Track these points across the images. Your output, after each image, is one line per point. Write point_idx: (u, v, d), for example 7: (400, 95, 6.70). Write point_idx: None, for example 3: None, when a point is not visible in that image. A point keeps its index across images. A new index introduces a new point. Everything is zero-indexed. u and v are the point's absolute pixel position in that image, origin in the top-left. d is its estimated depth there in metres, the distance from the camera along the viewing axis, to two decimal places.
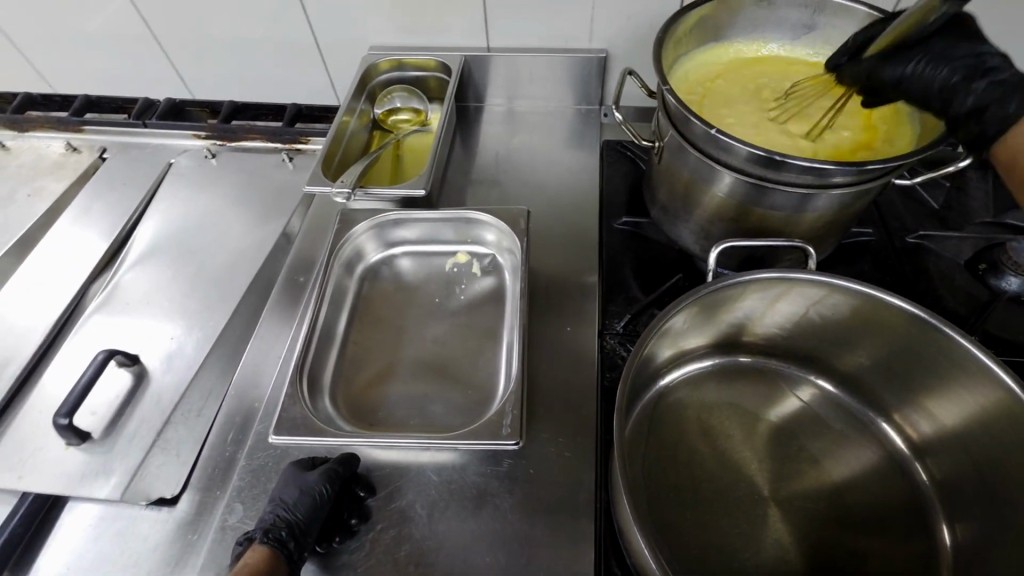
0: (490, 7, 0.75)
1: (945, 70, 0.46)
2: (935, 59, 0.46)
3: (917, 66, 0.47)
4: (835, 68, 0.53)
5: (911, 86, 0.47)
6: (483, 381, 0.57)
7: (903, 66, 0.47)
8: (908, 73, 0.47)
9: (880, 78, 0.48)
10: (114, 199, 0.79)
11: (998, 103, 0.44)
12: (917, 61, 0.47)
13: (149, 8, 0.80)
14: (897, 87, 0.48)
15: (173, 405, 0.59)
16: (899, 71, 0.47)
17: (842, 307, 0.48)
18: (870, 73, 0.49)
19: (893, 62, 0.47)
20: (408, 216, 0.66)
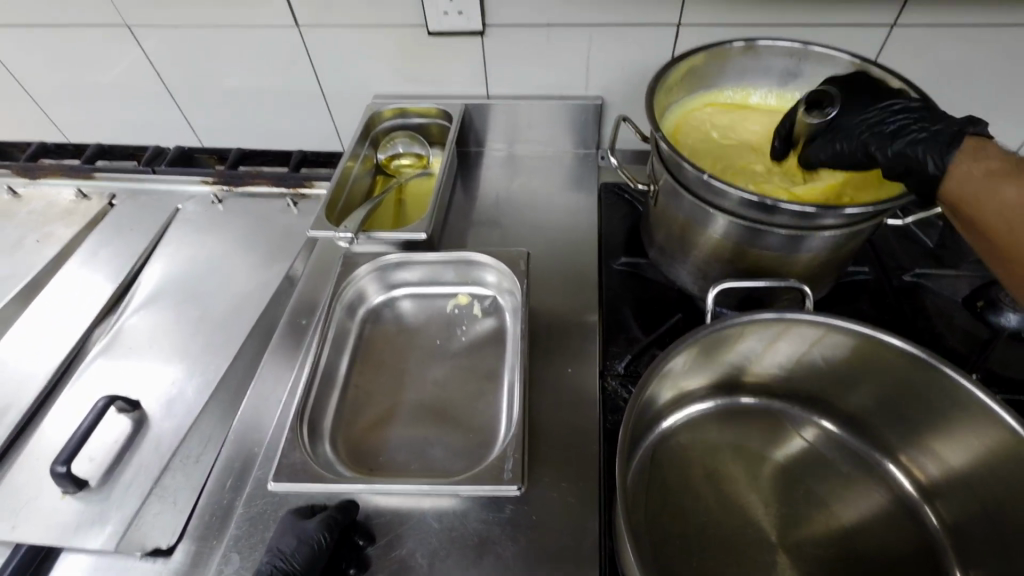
0: (490, 58, 0.78)
1: (856, 144, 0.51)
2: (845, 134, 0.52)
3: (834, 146, 0.52)
4: (778, 157, 0.60)
5: (838, 161, 0.52)
6: (484, 424, 0.57)
7: (819, 150, 0.54)
8: (828, 156, 0.53)
9: (807, 161, 0.55)
10: (121, 243, 0.80)
11: (919, 161, 0.47)
12: (829, 145, 0.53)
13: (164, 61, 0.84)
14: (831, 164, 0.53)
15: (172, 451, 0.59)
16: (818, 155, 0.54)
17: (840, 347, 0.48)
18: (804, 161, 0.56)
19: (815, 146, 0.54)
20: (410, 259, 0.67)
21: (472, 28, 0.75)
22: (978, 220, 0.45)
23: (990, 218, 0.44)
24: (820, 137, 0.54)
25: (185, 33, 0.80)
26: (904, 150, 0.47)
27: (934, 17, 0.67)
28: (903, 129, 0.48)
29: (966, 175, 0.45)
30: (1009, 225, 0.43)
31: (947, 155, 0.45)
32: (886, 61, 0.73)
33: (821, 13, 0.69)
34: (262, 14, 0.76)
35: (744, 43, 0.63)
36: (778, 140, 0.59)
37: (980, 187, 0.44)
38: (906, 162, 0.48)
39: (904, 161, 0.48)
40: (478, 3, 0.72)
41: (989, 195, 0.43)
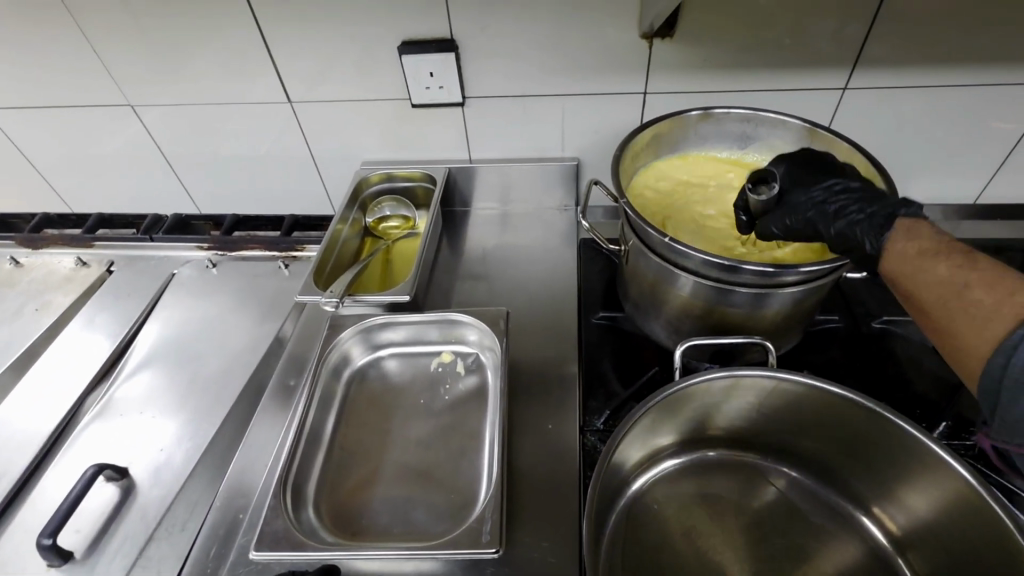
0: (470, 125, 0.83)
1: (796, 220, 0.53)
2: (792, 210, 0.53)
3: (783, 223, 0.54)
4: (747, 228, 0.59)
5: (797, 236, 0.54)
6: (466, 484, 0.58)
7: (773, 223, 0.55)
8: (781, 228, 0.54)
9: (762, 233, 0.56)
10: (117, 310, 0.83)
11: (857, 240, 0.49)
12: (779, 219, 0.54)
13: (164, 137, 0.89)
14: (785, 236, 0.54)
15: (158, 519, 0.60)
16: (773, 231, 0.55)
17: (802, 401, 0.50)
18: (760, 233, 0.56)
19: (769, 225, 0.55)
20: (395, 320, 0.69)
21: (452, 100, 0.80)
22: (915, 296, 0.45)
23: (925, 294, 0.45)
24: (776, 209, 0.55)
25: (185, 111, 0.85)
26: (844, 231, 0.49)
27: (880, 81, 0.72)
28: (842, 211, 0.50)
29: (902, 252, 0.46)
30: (942, 302, 0.43)
31: (883, 237, 0.47)
32: (842, 119, 0.77)
33: (777, 79, 0.74)
34: (256, 92, 0.81)
35: (702, 112, 0.68)
36: (743, 213, 0.59)
37: (914, 265, 0.45)
38: (847, 240, 0.49)
39: (843, 238, 0.50)
40: (456, 78, 0.77)
41: (924, 271, 0.44)
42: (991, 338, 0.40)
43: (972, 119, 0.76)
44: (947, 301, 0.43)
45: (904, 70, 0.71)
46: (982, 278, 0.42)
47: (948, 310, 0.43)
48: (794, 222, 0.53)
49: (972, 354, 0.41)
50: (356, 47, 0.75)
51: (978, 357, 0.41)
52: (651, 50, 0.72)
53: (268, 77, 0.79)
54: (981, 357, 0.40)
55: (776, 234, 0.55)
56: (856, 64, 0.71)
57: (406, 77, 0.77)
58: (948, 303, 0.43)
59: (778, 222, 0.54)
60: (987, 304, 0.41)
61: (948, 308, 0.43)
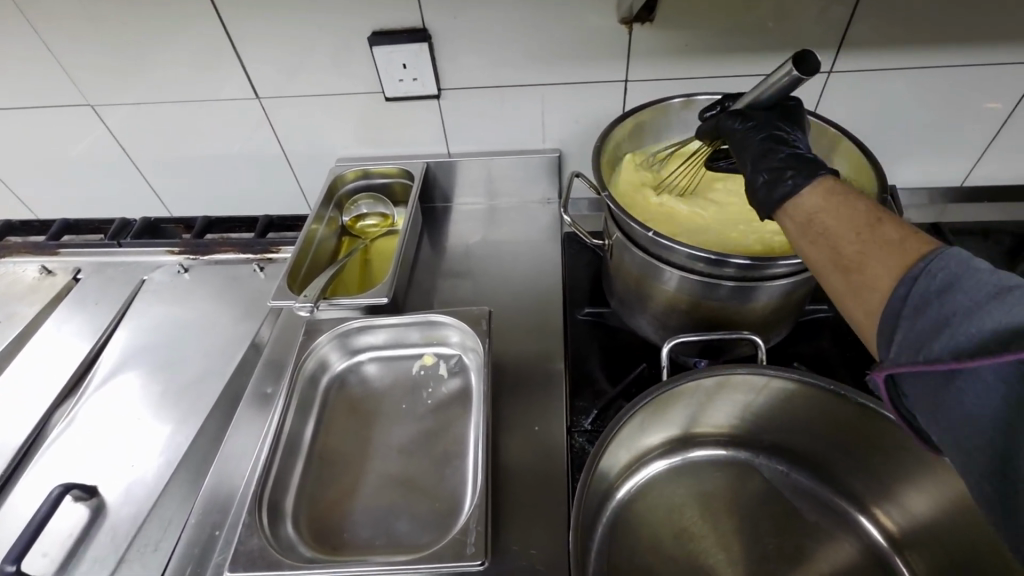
0: (448, 116, 0.80)
1: (761, 135, 0.49)
2: (758, 129, 0.50)
3: (745, 126, 0.51)
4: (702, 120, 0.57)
5: (736, 143, 0.51)
6: (451, 492, 0.56)
7: (733, 121, 0.52)
8: (740, 126, 0.51)
9: (720, 127, 0.53)
10: (84, 320, 0.80)
11: (783, 173, 0.45)
12: (747, 123, 0.51)
13: (128, 137, 0.85)
14: (732, 137, 0.52)
15: (129, 539, 0.57)
16: (734, 124, 0.52)
17: (793, 395, 0.49)
18: (717, 124, 0.54)
19: (736, 117, 0.52)
20: (374, 322, 0.67)
21: (428, 92, 0.77)
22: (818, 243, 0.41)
23: (828, 237, 0.40)
24: (756, 112, 0.51)
25: (149, 110, 0.81)
26: (783, 160, 0.46)
27: (865, 63, 0.71)
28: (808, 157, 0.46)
29: (815, 202, 0.42)
30: (852, 235, 0.38)
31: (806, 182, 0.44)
32: (828, 103, 0.75)
33: (761, 64, 0.72)
34: (222, 88, 0.78)
35: (686, 99, 0.66)
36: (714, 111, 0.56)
37: (830, 206, 0.41)
38: (776, 170, 0.46)
39: (773, 166, 0.46)
40: (431, 69, 0.74)
41: (839, 210, 0.40)
42: (890, 275, 0.34)
43: (961, 98, 0.74)
44: (860, 235, 0.37)
45: (890, 51, 0.70)
46: (880, 218, 0.38)
47: (857, 245, 0.37)
48: (750, 133, 0.50)
49: (869, 301, 0.35)
50: (325, 39, 0.72)
51: (874, 286, 0.35)
52: (632, 36, 0.70)
53: (234, 73, 0.76)
54: (885, 294, 0.34)
55: (730, 128, 0.52)
56: (840, 47, 0.69)
57: (378, 70, 0.74)
58: (861, 241, 0.37)
59: (744, 121, 0.51)
60: (878, 234, 0.37)
61: (863, 246, 0.37)
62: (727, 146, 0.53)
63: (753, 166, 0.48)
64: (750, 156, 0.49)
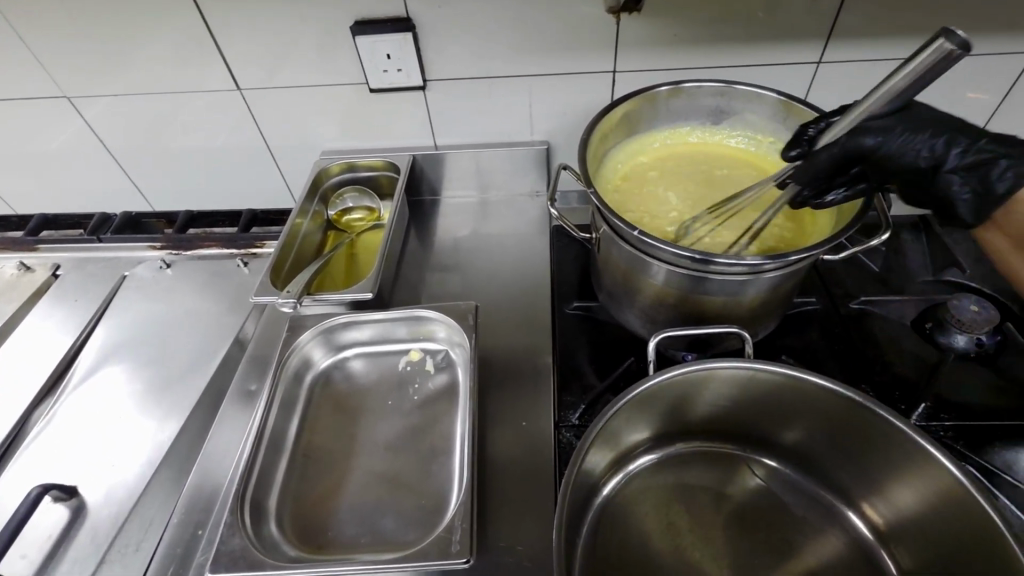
0: (434, 108, 0.79)
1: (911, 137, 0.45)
2: (904, 130, 0.46)
3: (886, 136, 0.46)
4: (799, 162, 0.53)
5: (889, 159, 0.46)
6: (438, 488, 0.55)
7: (864, 138, 0.47)
8: (879, 140, 0.46)
9: (845, 151, 0.48)
10: (64, 317, 0.78)
11: (987, 164, 0.44)
12: (881, 133, 0.46)
13: (107, 130, 0.83)
14: (871, 155, 0.47)
15: (110, 540, 0.56)
16: (868, 141, 0.47)
17: (780, 389, 0.49)
18: (845, 149, 0.47)
19: (866, 133, 0.47)
20: (359, 318, 0.66)
21: (413, 84, 0.75)
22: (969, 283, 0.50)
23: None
24: (880, 117, 0.47)
25: (127, 102, 0.79)
26: (971, 151, 0.45)
27: (854, 53, 0.70)
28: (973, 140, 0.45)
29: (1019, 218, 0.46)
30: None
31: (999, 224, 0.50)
32: (817, 93, 0.75)
33: (749, 54, 0.71)
34: (203, 80, 0.76)
35: (672, 88, 0.65)
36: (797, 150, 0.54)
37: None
38: (981, 159, 0.44)
39: (975, 159, 0.44)
40: (416, 60, 0.73)
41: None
42: None
43: (948, 89, 0.74)
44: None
45: (879, 42, 0.69)
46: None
47: None
48: (905, 142, 0.46)
49: None
50: (307, 30, 0.70)
51: None
52: (619, 26, 0.69)
53: (214, 65, 0.74)
54: None
55: (869, 147, 0.47)
56: (829, 38, 0.69)
57: (362, 61, 0.73)
58: None
59: (879, 133, 0.46)
60: None
61: None
62: (867, 165, 0.48)
63: (948, 167, 0.45)
64: (910, 172, 0.46)
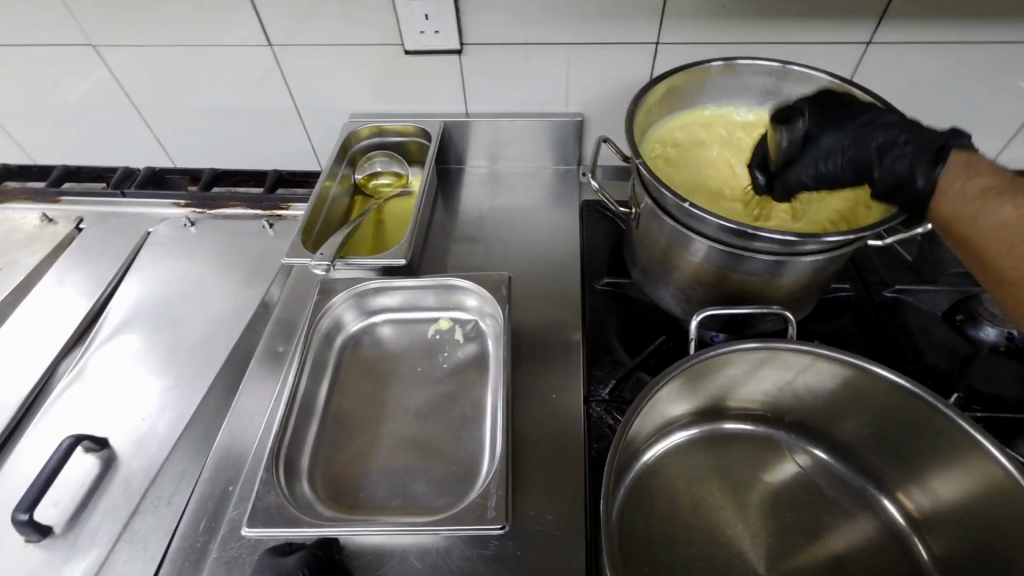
0: (468, 74, 0.77)
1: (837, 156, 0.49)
2: (824, 150, 0.50)
3: (819, 164, 0.50)
4: (761, 189, 0.57)
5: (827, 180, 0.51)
6: (468, 456, 0.56)
7: (803, 172, 0.51)
8: (811, 176, 0.51)
9: (789, 184, 0.53)
10: (88, 272, 0.77)
11: (909, 178, 0.46)
12: (813, 164, 0.51)
13: (132, 81, 0.81)
14: (817, 184, 0.51)
15: (144, 490, 0.57)
16: (802, 179, 0.52)
17: (826, 371, 0.49)
18: (786, 186, 0.53)
19: (794, 168, 0.52)
20: (391, 284, 0.66)
21: (449, 47, 0.73)
22: None
23: None
24: (804, 154, 0.51)
25: (153, 53, 0.77)
26: (892, 166, 0.47)
27: (906, 35, 0.68)
28: (892, 147, 0.47)
29: (959, 197, 0.44)
30: (1005, 245, 0.42)
31: None
32: (863, 76, 0.73)
33: (797, 31, 0.69)
34: (233, 34, 0.74)
35: (723, 64, 0.64)
36: (761, 174, 0.57)
37: (975, 209, 0.43)
38: (897, 179, 0.47)
39: (892, 177, 0.47)
40: (454, 22, 0.70)
41: None
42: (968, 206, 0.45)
43: (999, 77, 0.72)
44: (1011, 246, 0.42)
45: (933, 25, 0.67)
46: None
47: None
48: (824, 165, 0.50)
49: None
50: None
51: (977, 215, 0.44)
52: None
53: (245, 18, 0.72)
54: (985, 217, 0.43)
55: (806, 184, 0.52)
56: (882, 18, 0.67)
57: (398, 20, 0.71)
58: None
59: (809, 170, 0.51)
60: None
61: None
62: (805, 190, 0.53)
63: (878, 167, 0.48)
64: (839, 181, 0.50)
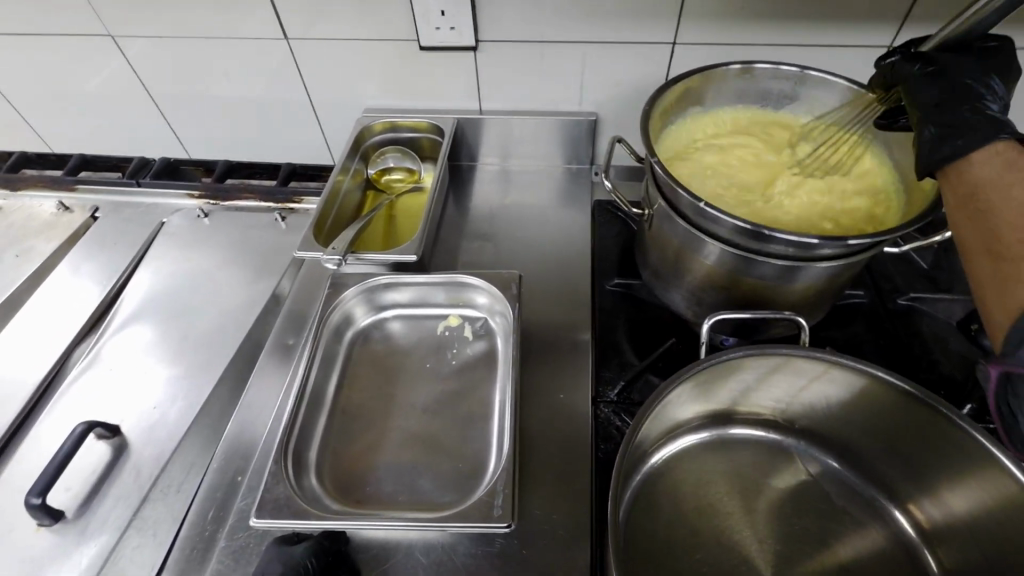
0: (483, 71, 0.77)
1: (950, 91, 0.46)
2: (942, 78, 0.47)
3: (925, 77, 0.48)
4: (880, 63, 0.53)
5: (913, 92, 0.48)
6: (475, 453, 0.56)
7: (922, 71, 0.48)
8: (917, 71, 0.49)
9: (897, 69, 0.50)
10: (102, 260, 0.78)
11: (953, 138, 0.44)
12: (931, 73, 0.48)
13: (148, 71, 0.82)
14: (907, 80, 0.49)
15: (153, 478, 0.57)
16: (911, 69, 0.49)
17: (839, 379, 0.48)
18: (895, 68, 0.51)
19: (919, 60, 0.49)
20: (401, 279, 0.66)
21: (464, 44, 0.73)
22: None
23: None
24: (937, 64, 0.48)
25: (170, 44, 0.78)
26: (955, 119, 0.45)
27: None
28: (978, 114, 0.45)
29: (992, 171, 0.42)
30: (1016, 221, 0.39)
31: None
32: None
33: (816, 35, 0.68)
34: (250, 28, 0.75)
35: (742, 67, 0.63)
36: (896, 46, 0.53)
37: (1005, 182, 0.41)
38: (947, 128, 0.45)
39: (949, 121, 0.45)
40: (470, 18, 0.70)
41: None
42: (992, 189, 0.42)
43: None
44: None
45: None
46: None
47: None
48: (927, 83, 0.47)
49: None
50: None
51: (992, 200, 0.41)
52: None
53: (262, 12, 0.72)
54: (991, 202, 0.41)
55: (906, 74, 0.49)
56: (903, 23, 0.66)
57: (415, 16, 0.71)
58: None
59: (924, 70, 0.48)
60: None
61: None
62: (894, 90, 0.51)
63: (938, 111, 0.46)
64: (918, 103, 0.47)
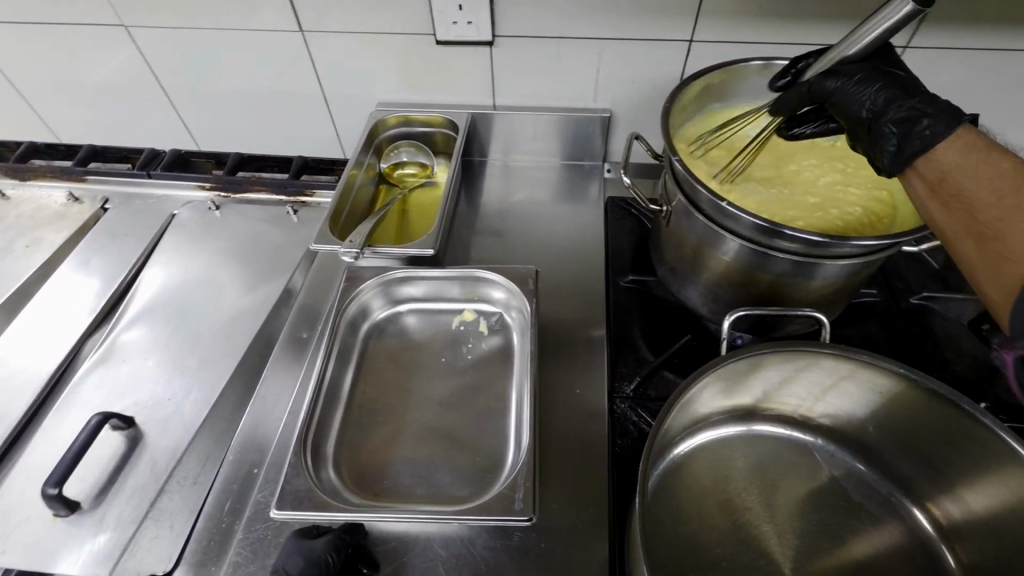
0: (498, 67, 0.77)
1: (875, 87, 0.45)
2: (862, 80, 0.46)
3: (845, 83, 0.47)
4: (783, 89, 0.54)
5: (843, 105, 0.46)
6: (493, 448, 0.56)
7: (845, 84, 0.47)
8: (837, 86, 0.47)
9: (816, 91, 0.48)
10: (113, 252, 0.78)
11: (914, 122, 0.43)
12: (845, 83, 0.46)
13: (160, 62, 0.82)
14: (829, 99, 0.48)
15: (169, 469, 0.57)
16: (828, 83, 0.47)
17: (859, 376, 0.49)
18: (810, 91, 0.49)
19: (829, 76, 0.48)
20: (417, 273, 0.66)
21: (481, 38, 0.73)
22: None
23: None
24: (856, 69, 0.47)
25: (184, 35, 0.77)
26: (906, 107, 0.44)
27: (945, 40, 0.67)
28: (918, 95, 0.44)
29: (951, 157, 0.42)
30: (993, 200, 0.40)
31: None
32: None
33: (834, 33, 0.68)
34: (265, 20, 0.74)
35: (761, 64, 0.63)
36: (784, 78, 0.54)
37: (971, 164, 0.41)
38: (909, 116, 0.43)
39: (906, 112, 0.43)
40: (488, 12, 0.70)
41: None
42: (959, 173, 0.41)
43: None
44: (1003, 201, 0.39)
45: (974, 30, 0.66)
46: None
47: None
48: (859, 89, 0.46)
49: None
50: None
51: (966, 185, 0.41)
52: None
53: (278, 3, 0.72)
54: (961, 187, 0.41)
55: (829, 89, 0.47)
56: (921, 23, 0.66)
57: (432, 10, 0.71)
58: None
59: (844, 79, 0.47)
60: None
61: None
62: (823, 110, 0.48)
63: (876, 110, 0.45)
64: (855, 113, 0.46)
